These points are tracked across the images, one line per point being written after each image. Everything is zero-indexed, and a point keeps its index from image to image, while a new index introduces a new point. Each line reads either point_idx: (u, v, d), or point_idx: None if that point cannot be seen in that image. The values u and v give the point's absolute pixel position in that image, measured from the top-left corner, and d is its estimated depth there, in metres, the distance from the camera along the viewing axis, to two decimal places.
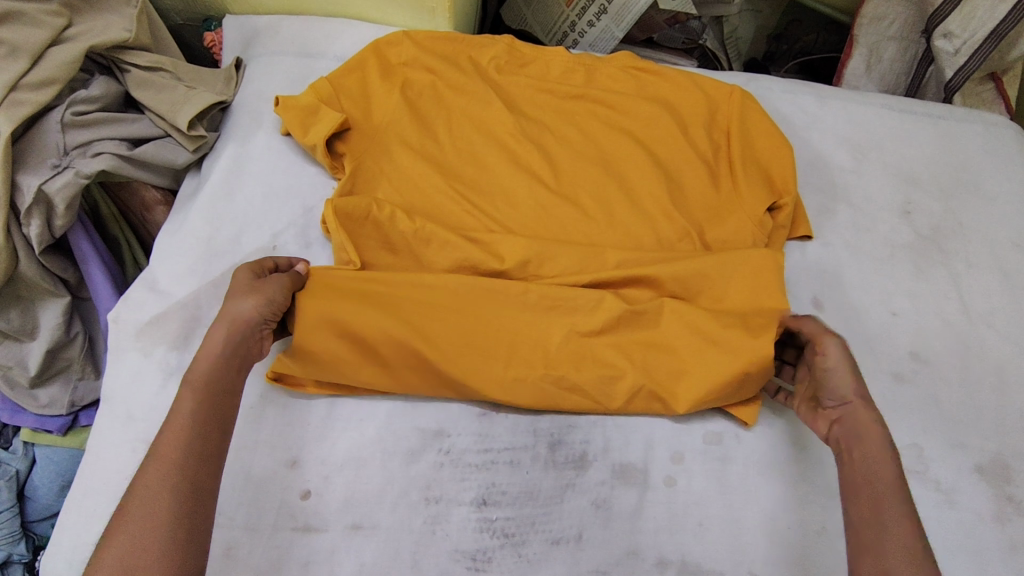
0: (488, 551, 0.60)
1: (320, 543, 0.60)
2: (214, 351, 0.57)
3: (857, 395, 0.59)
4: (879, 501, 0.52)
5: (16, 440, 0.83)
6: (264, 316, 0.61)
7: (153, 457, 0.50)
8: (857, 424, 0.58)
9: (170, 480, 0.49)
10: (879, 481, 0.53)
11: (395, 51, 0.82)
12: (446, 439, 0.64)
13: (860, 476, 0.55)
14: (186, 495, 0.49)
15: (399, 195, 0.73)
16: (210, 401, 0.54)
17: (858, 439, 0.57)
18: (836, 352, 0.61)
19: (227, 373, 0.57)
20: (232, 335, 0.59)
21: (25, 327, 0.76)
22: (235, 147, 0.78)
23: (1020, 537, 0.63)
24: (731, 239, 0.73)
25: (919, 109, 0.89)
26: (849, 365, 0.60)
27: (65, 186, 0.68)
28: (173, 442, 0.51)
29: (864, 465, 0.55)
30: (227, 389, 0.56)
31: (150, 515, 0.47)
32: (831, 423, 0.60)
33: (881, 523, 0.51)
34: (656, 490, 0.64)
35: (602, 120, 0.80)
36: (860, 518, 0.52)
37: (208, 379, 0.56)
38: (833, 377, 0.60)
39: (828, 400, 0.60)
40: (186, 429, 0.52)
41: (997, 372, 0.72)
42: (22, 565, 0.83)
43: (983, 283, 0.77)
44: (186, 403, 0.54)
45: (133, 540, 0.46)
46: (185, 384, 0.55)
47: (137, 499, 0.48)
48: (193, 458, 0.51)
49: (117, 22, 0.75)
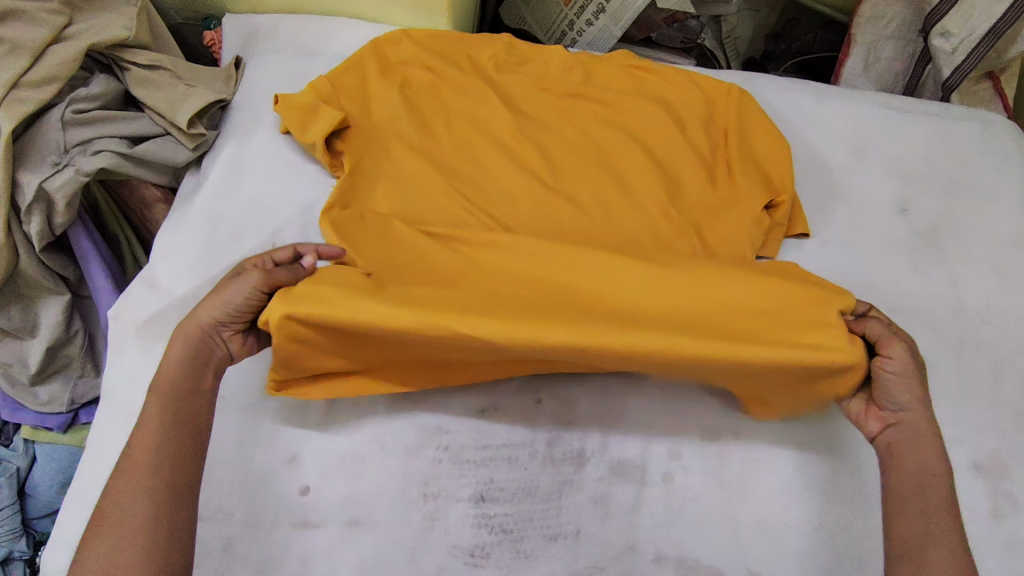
0: (486, 547, 0.61)
1: (320, 539, 0.60)
2: (175, 358, 0.57)
3: (917, 402, 0.58)
4: (928, 511, 0.54)
5: (17, 437, 0.83)
6: (221, 319, 0.58)
7: (124, 464, 0.51)
8: (914, 432, 0.58)
9: (144, 487, 0.50)
10: (931, 495, 0.54)
11: (394, 51, 0.82)
12: (444, 436, 0.65)
13: (909, 487, 0.56)
14: (162, 499, 0.50)
15: (399, 192, 0.74)
16: (176, 404, 0.55)
17: (914, 447, 0.57)
18: (902, 358, 0.58)
19: (191, 373, 0.56)
20: (188, 344, 0.57)
21: (25, 325, 0.76)
22: (235, 145, 0.79)
23: (1016, 533, 0.63)
24: (730, 237, 0.73)
25: (917, 108, 0.90)
26: (916, 375, 0.58)
27: (65, 184, 0.69)
28: (143, 449, 0.52)
29: (917, 475, 0.56)
30: (193, 390, 0.56)
31: (126, 521, 0.48)
32: (883, 425, 0.60)
33: (929, 536, 0.52)
34: (653, 486, 0.64)
35: (600, 119, 0.81)
36: (908, 529, 0.54)
37: (173, 383, 0.56)
38: (897, 383, 0.58)
39: (886, 402, 0.59)
40: (153, 435, 0.52)
41: (994, 369, 0.72)
42: (23, 561, 0.84)
43: (980, 280, 0.78)
44: (152, 409, 0.54)
45: (112, 546, 0.48)
46: (151, 389, 0.55)
47: (113, 506, 0.49)
48: (165, 463, 0.51)
49: (117, 21, 0.75)
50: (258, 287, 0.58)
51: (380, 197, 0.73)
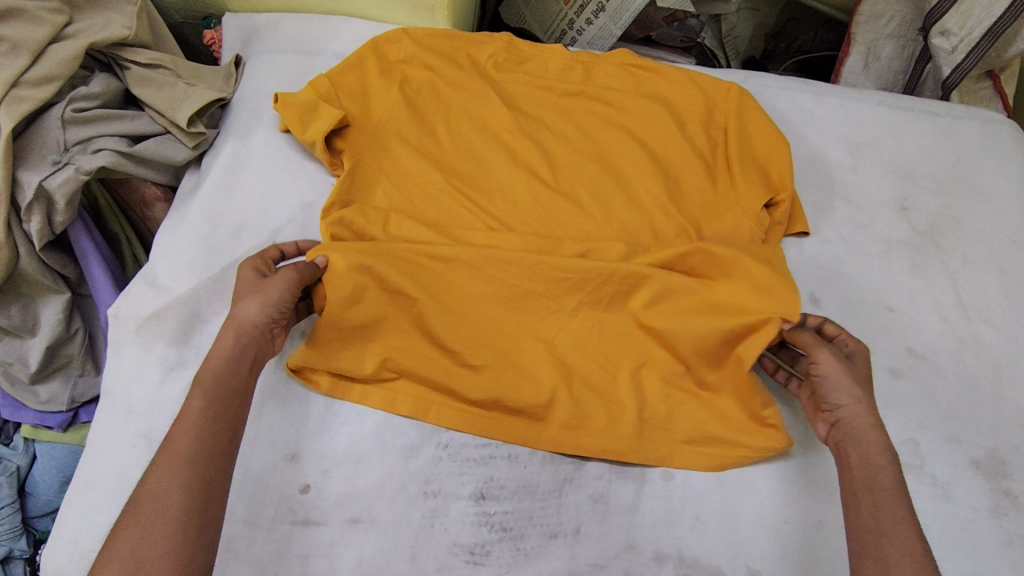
0: (486, 545, 0.61)
1: (320, 537, 0.60)
2: (222, 354, 0.58)
3: (852, 398, 0.59)
4: (880, 505, 0.53)
5: (17, 436, 0.83)
6: (271, 316, 0.61)
7: (164, 454, 0.52)
8: (852, 427, 0.58)
9: (180, 478, 0.51)
10: (880, 488, 0.54)
11: (394, 48, 0.82)
12: (444, 434, 0.65)
13: (858, 480, 0.56)
14: (196, 493, 0.51)
15: (398, 192, 0.74)
16: (219, 399, 0.56)
17: (855, 441, 0.58)
18: (829, 360, 0.60)
19: (237, 370, 0.58)
20: (240, 340, 0.59)
21: (26, 324, 0.76)
22: (235, 143, 0.79)
23: (1016, 531, 0.63)
24: (728, 235, 0.74)
25: (916, 106, 0.89)
26: (847, 372, 0.59)
27: (65, 183, 0.69)
28: (185, 440, 0.52)
29: (865, 469, 0.56)
30: (237, 389, 0.57)
31: (160, 510, 0.49)
32: (829, 424, 0.61)
33: (882, 528, 0.52)
34: (653, 485, 0.64)
35: (601, 117, 0.80)
36: (863, 524, 0.53)
37: (218, 379, 0.57)
38: (830, 380, 0.59)
39: (825, 402, 0.60)
40: (197, 429, 0.53)
41: (993, 367, 0.72)
42: (23, 560, 0.84)
43: (979, 279, 0.78)
44: (197, 402, 0.55)
45: (142, 534, 0.48)
46: (196, 383, 0.57)
47: (147, 495, 0.50)
48: (203, 457, 0.52)
49: (117, 20, 0.75)
50: (297, 283, 0.63)
51: (381, 196, 0.74)
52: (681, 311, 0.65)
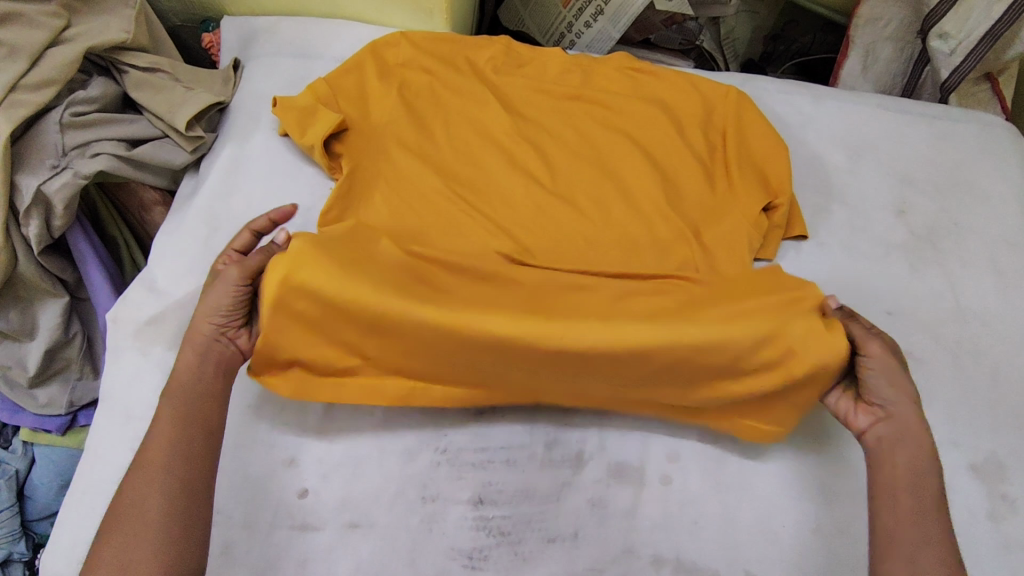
0: (485, 550, 0.61)
1: (318, 542, 0.60)
2: (187, 366, 0.58)
3: (904, 396, 0.59)
4: (920, 512, 0.54)
5: (16, 440, 0.83)
6: (217, 323, 0.60)
7: (141, 462, 0.53)
8: (903, 426, 0.58)
9: (158, 484, 0.52)
10: (926, 493, 0.55)
11: (393, 52, 0.82)
12: (443, 439, 0.65)
13: (902, 482, 0.56)
14: (174, 498, 0.52)
15: (396, 196, 0.74)
16: (189, 406, 0.57)
17: (909, 440, 0.57)
18: (883, 352, 0.59)
19: (204, 377, 0.58)
20: (194, 347, 0.59)
21: (24, 328, 0.76)
22: (234, 147, 0.79)
23: (1014, 535, 0.63)
24: (727, 238, 0.73)
25: (914, 109, 0.90)
26: (898, 367, 0.60)
27: (63, 188, 0.69)
28: (158, 447, 0.54)
29: (912, 472, 0.56)
30: (209, 394, 0.58)
31: (139, 518, 0.51)
32: (873, 420, 0.60)
33: (925, 535, 0.53)
34: (651, 489, 0.64)
35: (598, 121, 0.81)
36: (899, 524, 0.54)
37: (187, 386, 0.58)
38: (884, 374, 0.59)
39: (874, 396, 0.59)
40: (170, 435, 0.55)
41: (991, 371, 0.72)
42: (22, 563, 0.84)
43: (977, 282, 0.78)
44: (167, 409, 0.56)
45: (126, 542, 0.50)
46: (164, 392, 0.57)
47: (126, 503, 0.52)
48: (179, 463, 0.53)
49: (116, 24, 0.75)
50: (239, 278, 0.60)
51: (379, 200, 0.73)
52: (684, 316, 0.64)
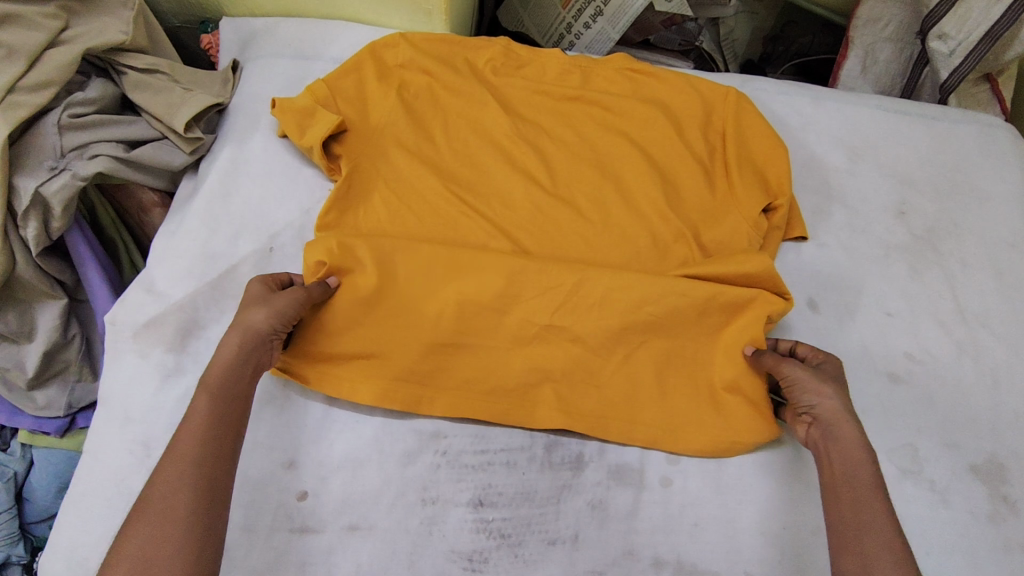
0: (485, 552, 0.61)
1: (317, 544, 0.60)
2: (225, 361, 0.58)
3: (821, 395, 0.59)
4: (858, 502, 0.54)
5: (14, 442, 0.83)
6: (275, 327, 0.61)
7: (171, 455, 0.52)
8: (829, 425, 0.58)
9: (189, 477, 0.51)
10: (857, 483, 0.55)
11: (392, 53, 0.82)
12: (442, 441, 0.65)
13: (837, 478, 0.56)
14: (204, 493, 0.51)
15: (396, 198, 0.73)
16: (225, 404, 0.56)
17: (834, 438, 0.58)
18: (795, 366, 0.61)
19: (240, 376, 0.58)
20: (243, 346, 0.59)
21: (23, 330, 0.76)
22: (233, 148, 0.78)
23: (1015, 537, 0.63)
24: (725, 241, 0.74)
25: (913, 110, 0.90)
26: (813, 372, 0.61)
27: (62, 189, 0.68)
28: (191, 442, 0.53)
29: (844, 468, 0.56)
30: (240, 395, 0.57)
31: (167, 511, 0.49)
32: (809, 427, 0.61)
33: (862, 524, 0.52)
34: (651, 491, 0.64)
35: (598, 122, 0.80)
36: (843, 521, 0.54)
37: (224, 382, 0.57)
38: (799, 381, 0.61)
39: (800, 403, 0.61)
40: (203, 431, 0.54)
41: (991, 372, 0.72)
42: (21, 565, 0.84)
43: (977, 283, 0.78)
44: (202, 405, 0.55)
45: (151, 534, 0.48)
46: (200, 387, 0.57)
47: (155, 496, 0.50)
48: (210, 459, 0.52)
49: (114, 25, 0.75)
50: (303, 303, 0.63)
51: (378, 201, 0.73)
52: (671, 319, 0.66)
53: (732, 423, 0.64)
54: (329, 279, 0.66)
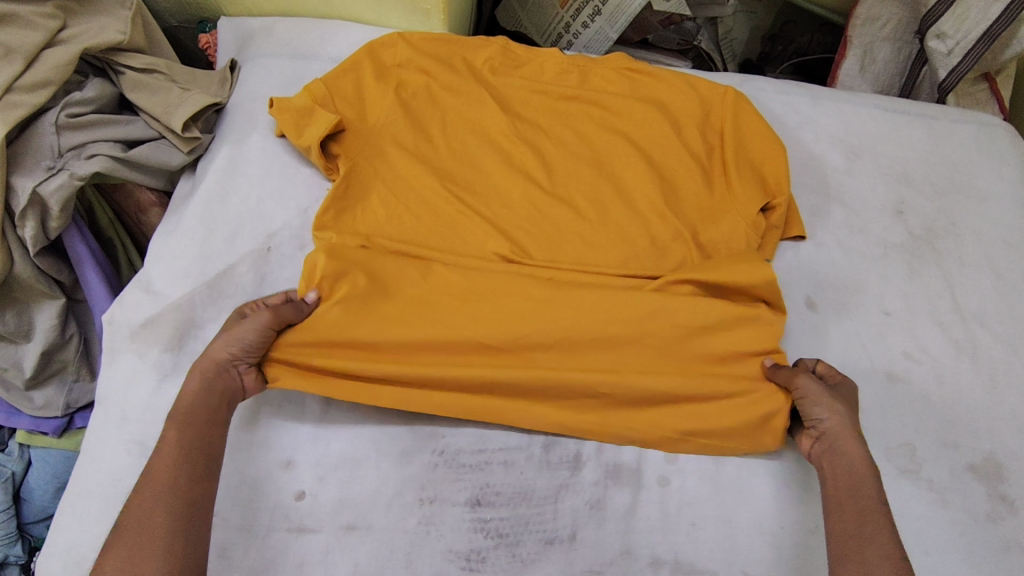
0: (482, 552, 0.61)
1: (315, 544, 0.60)
2: (191, 391, 0.58)
3: (830, 410, 0.60)
4: (862, 513, 0.55)
5: (12, 442, 0.83)
6: (235, 355, 0.60)
7: (146, 477, 0.52)
8: (835, 440, 0.59)
9: (165, 497, 0.51)
10: (862, 497, 0.55)
11: (390, 53, 0.82)
12: (440, 440, 0.64)
13: (841, 489, 0.57)
14: (180, 513, 0.51)
15: (393, 197, 0.73)
16: (195, 429, 0.56)
17: (839, 453, 0.59)
18: (809, 379, 0.62)
19: (211, 403, 0.58)
20: (205, 380, 0.59)
21: (20, 330, 0.76)
22: (230, 148, 0.78)
23: (1013, 536, 0.63)
24: (723, 240, 0.74)
25: (911, 109, 0.89)
26: (826, 390, 0.62)
27: (60, 188, 0.68)
28: (166, 464, 0.53)
29: (849, 480, 0.57)
30: (212, 419, 0.57)
31: (144, 531, 0.49)
32: (812, 441, 0.61)
33: (863, 534, 0.53)
34: (649, 490, 0.64)
35: (595, 121, 0.81)
36: (845, 530, 0.54)
37: (194, 411, 0.57)
38: (811, 397, 0.61)
39: (809, 418, 0.62)
40: (178, 452, 0.54)
41: (990, 372, 0.72)
42: (19, 565, 0.83)
43: (975, 282, 0.78)
44: (171, 433, 0.55)
45: (129, 556, 0.48)
46: (170, 417, 0.57)
47: (131, 517, 0.50)
48: (186, 479, 0.53)
49: (112, 24, 0.75)
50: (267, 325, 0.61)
51: (377, 201, 0.73)
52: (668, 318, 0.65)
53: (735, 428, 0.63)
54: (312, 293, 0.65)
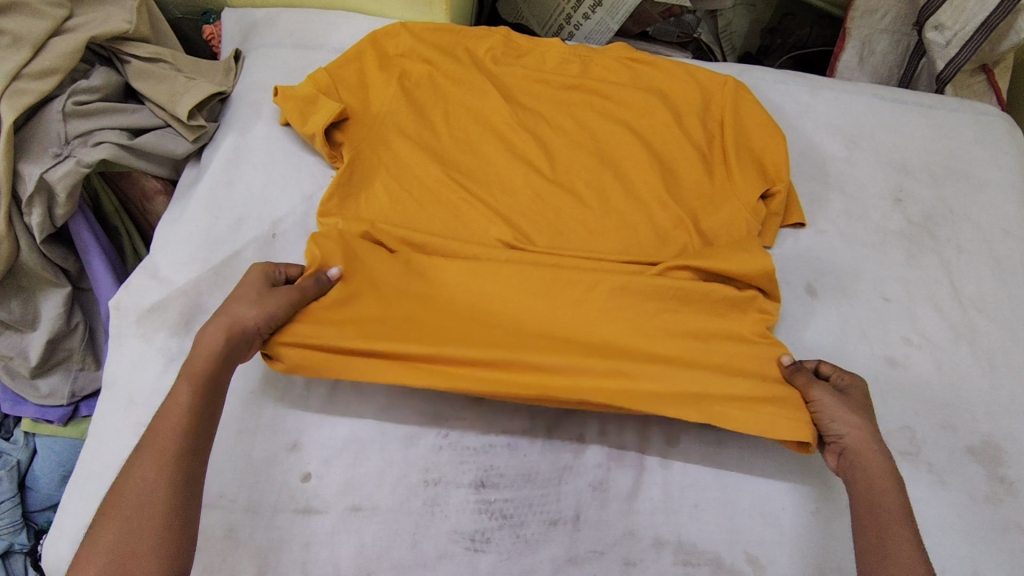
0: (487, 532, 0.61)
1: (321, 525, 0.60)
2: (209, 352, 0.57)
3: (853, 426, 0.60)
4: (884, 527, 0.54)
5: (18, 431, 0.84)
6: (263, 326, 0.60)
7: (149, 446, 0.52)
8: (858, 455, 0.59)
9: (169, 472, 0.51)
10: (881, 511, 0.55)
11: (393, 43, 0.82)
12: (444, 423, 0.65)
13: (865, 506, 0.56)
14: (181, 489, 0.51)
15: (397, 185, 0.74)
16: (207, 397, 0.56)
17: (860, 467, 0.58)
18: (824, 393, 0.61)
19: (222, 369, 0.58)
20: (229, 342, 0.58)
21: (26, 318, 0.76)
22: (235, 137, 0.79)
23: (1012, 516, 0.64)
24: (724, 227, 0.74)
25: (909, 99, 0.90)
26: (846, 403, 0.61)
27: (67, 175, 0.69)
28: (170, 435, 0.53)
29: (869, 493, 0.56)
30: (220, 390, 0.57)
31: (145, 505, 0.49)
32: (836, 456, 0.61)
33: (887, 549, 0.53)
34: (652, 473, 0.65)
35: (597, 110, 0.81)
36: (868, 545, 0.54)
37: (205, 374, 0.56)
38: (828, 411, 0.61)
39: (828, 433, 0.61)
40: (185, 423, 0.54)
41: (988, 356, 0.73)
42: (23, 554, 0.84)
43: (974, 268, 0.79)
44: (183, 396, 0.55)
45: (127, 529, 0.48)
46: (182, 377, 0.56)
47: (131, 488, 0.50)
48: (189, 454, 0.53)
49: (117, 14, 0.76)
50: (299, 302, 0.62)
51: (380, 188, 0.74)
52: (661, 302, 0.67)
53: (753, 391, 0.63)
54: (330, 271, 0.65)
